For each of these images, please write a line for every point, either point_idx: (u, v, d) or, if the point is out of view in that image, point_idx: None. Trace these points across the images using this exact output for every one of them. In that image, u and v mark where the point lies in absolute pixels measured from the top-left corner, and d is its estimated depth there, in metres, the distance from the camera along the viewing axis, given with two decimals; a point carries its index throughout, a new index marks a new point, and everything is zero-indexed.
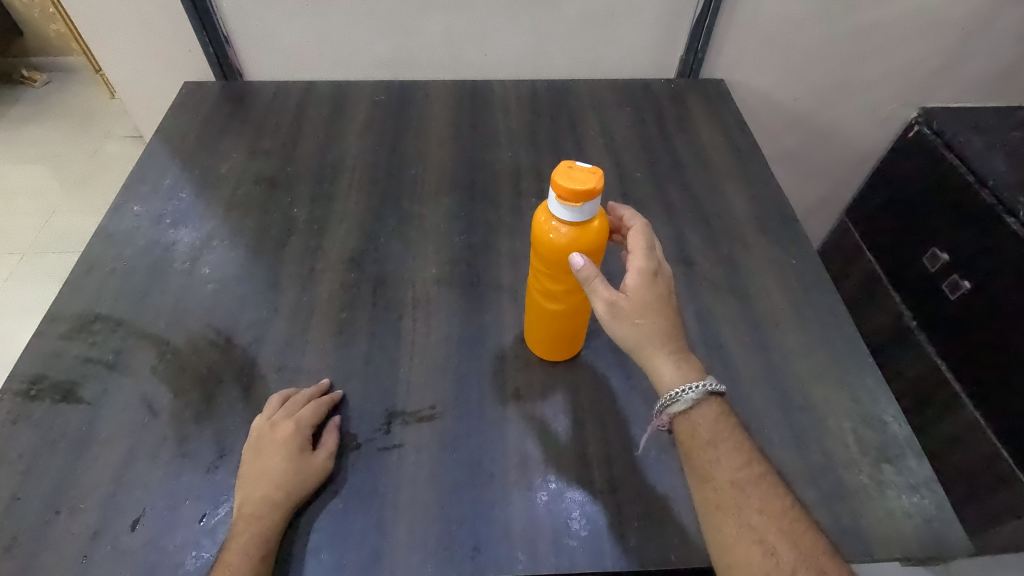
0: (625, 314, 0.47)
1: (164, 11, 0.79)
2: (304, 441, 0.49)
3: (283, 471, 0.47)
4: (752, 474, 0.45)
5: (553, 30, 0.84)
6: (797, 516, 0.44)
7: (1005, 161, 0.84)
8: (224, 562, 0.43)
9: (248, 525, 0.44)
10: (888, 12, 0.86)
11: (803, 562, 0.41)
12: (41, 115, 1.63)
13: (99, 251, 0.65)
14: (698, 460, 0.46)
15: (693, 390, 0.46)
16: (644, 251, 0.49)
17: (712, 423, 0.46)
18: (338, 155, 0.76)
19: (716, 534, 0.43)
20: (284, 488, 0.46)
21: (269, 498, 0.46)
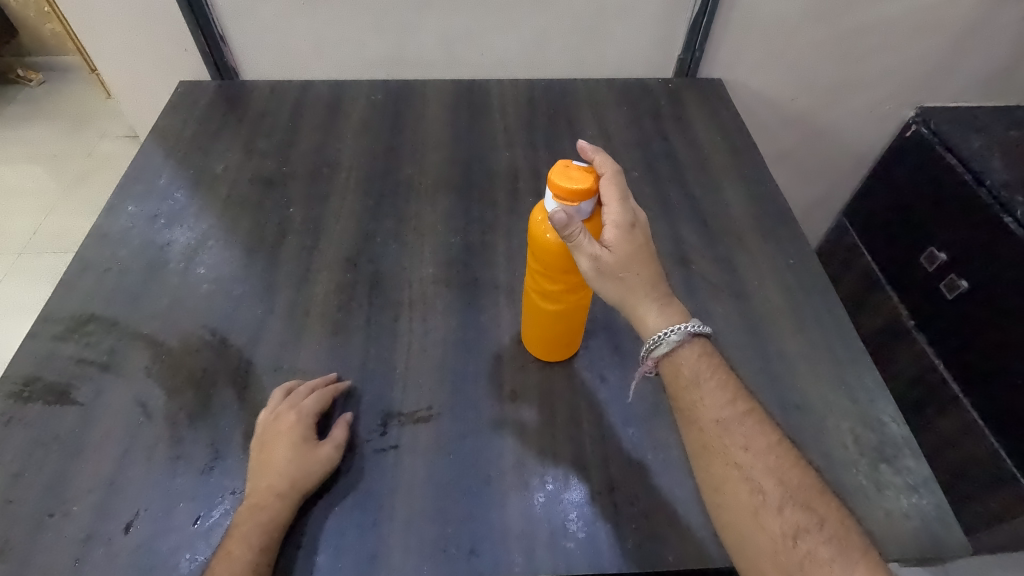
0: (609, 269, 0.45)
1: (159, 10, 0.78)
2: (308, 431, 0.49)
3: (287, 460, 0.47)
4: (737, 411, 0.46)
5: (551, 29, 0.84)
6: (782, 451, 0.45)
7: (1002, 160, 0.84)
8: (226, 552, 0.43)
9: (252, 515, 0.44)
10: (885, 11, 0.86)
11: (789, 499, 0.43)
12: (35, 114, 1.62)
13: (94, 250, 0.64)
14: (684, 401, 0.47)
15: (676, 332, 0.46)
16: (620, 203, 0.46)
17: (696, 362, 0.47)
18: (335, 155, 0.76)
19: (705, 474, 0.45)
20: (288, 477, 0.46)
21: (273, 487, 0.46)
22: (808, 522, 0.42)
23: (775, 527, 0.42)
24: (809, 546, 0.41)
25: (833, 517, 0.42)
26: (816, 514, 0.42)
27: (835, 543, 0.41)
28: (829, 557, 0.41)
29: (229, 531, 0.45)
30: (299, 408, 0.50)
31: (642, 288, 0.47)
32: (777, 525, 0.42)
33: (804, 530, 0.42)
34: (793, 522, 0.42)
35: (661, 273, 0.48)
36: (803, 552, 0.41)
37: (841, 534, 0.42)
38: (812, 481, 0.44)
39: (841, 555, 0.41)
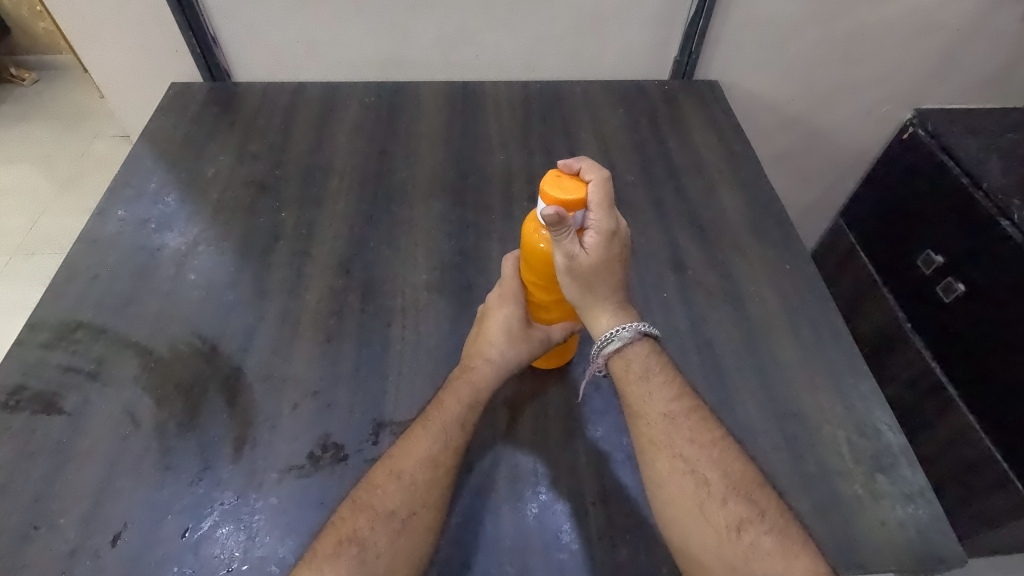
0: (581, 271, 0.45)
1: (150, 12, 0.78)
2: (518, 307, 0.52)
3: (499, 333, 0.51)
4: (684, 406, 0.47)
5: (546, 31, 0.83)
6: (726, 445, 0.46)
7: (1001, 163, 0.83)
8: (440, 403, 0.49)
9: (466, 375, 0.51)
10: (882, 13, 0.85)
11: (733, 491, 0.43)
12: (28, 114, 1.61)
13: (83, 256, 0.63)
14: (630, 396, 0.47)
15: (625, 330, 0.48)
16: (605, 211, 0.46)
17: (645, 359, 0.48)
18: (328, 158, 0.75)
19: (651, 469, 0.45)
20: (498, 349, 0.51)
21: (485, 354, 0.51)
22: (751, 513, 0.43)
23: (720, 520, 0.43)
24: (752, 537, 0.42)
25: (773, 508, 0.43)
26: (758, 505, 0.43)
27: (776, 534, 0.42)
28: (770, 547, 0.41)
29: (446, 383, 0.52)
30: (506, 286, 0.53)
31: (602, 293, 0.47)
32: (721, 518, 0.43)
33: (747, 521, 0.42)
34: (737, 514, 0.43)
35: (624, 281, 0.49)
36: (747, 543, 0.42)
37: (782, 525, 0.42)
38: (754, 473, 0.45)
39: (781, 546, 0.41)
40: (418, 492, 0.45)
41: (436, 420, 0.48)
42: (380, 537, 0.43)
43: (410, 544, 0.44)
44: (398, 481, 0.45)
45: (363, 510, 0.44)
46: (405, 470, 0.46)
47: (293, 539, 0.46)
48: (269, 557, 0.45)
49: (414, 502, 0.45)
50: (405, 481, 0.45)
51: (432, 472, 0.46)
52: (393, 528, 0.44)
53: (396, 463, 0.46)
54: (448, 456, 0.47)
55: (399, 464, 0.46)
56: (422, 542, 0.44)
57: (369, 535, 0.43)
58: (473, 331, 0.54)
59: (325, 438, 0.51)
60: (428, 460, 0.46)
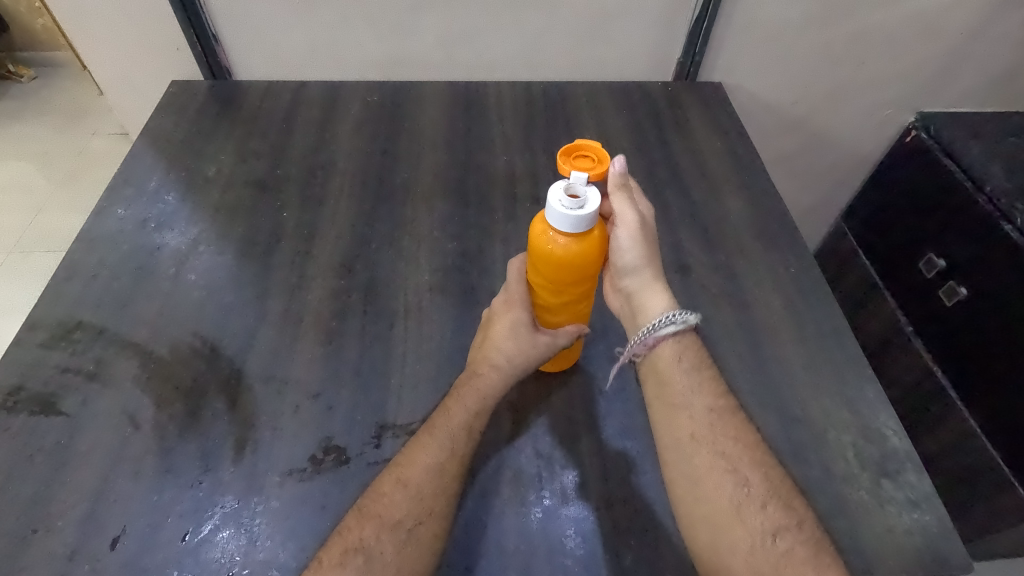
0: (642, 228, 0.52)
1: (151, 9, 0.77)
2: (524, 313, 0.52)
3: (505, 338, 0.51)
4: (727, 404, 0.47)
5: (549, 32, 0.83)
6: (766, 452, 0.45)
7: (1004, 167, 0.83)
8: (446, 409, 0.49)
9: (472, 381, 0.50)
10: (887, 15, 0.85)
11: (772, 496, 0.43)
12: (26, 111, 1.60)
13: (82, 255, 0.63)
14: (675, 385, 0.47)
15: (681, 317, 0.49)
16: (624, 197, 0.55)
17: (693, 352, 0.49)
18: (329, 158, 0.75)
19: (688, 465, 0.44)
20: (505, 354, 0.51)
21: (491, 360, 0.51)
22: (788, 521, 0.42)
23: (756, 523, 0.42)
24: (787, 544, 0.41)
25: (811, 519, 0.42)
26: (796, 514, 0.42)
27: (812, 544, 0.41)
28: (805, 557, 0.40)
29: (451, 390, 0.51)
30: (511, 289, 0.53)
31: None
32: (758, 521, 0.42)
33: (784, 528, 0.41)
34: (774, 520, 0.42)
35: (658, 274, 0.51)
36: (781, 550, 0.40)
37: (817, 537, 0.41)
38: (791, 483, 0.44)
39: (816, 557, 0.40)
40: (425, 501, 0.44)
41: (442, 426, 0.48)
42: (386, 547, 0.42)
43: (415, 554, 0.43)
44: (405, 489, 0.44)
45: (370, 519, 0.44)
46: (412, 478, 0.45)
47: (295, 543, 0.45)
48: (270, 561, 0.45)
49: (421, 511, 0.44)
50: (412, 489, 0.44)
51: (438, 480, 0.45)
52: (399, 539, 0.43)
53: (403, 472, 0.45)
54: (454, 464, 0.46)
55: (406, 473, 0.45)
56: (427, 553, 0.43)
57: (374, 544, 0.42)
58: (478, 338, 0.54)
59: (326, 441, 0.50)
60: (434, 467, 0.45)
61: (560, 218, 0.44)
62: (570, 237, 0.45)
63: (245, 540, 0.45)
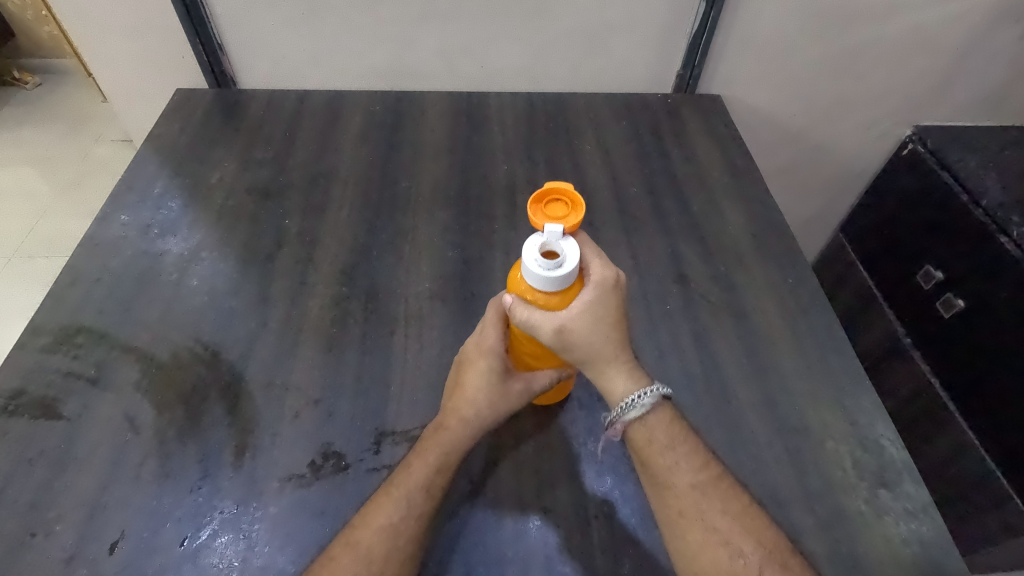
0: (579, 331, 0.45)
1: (159, 18, 0.78)
2: (496, 362, 0.49)
3: (476, 391, 0.49)
4: (709, 475, 0.46)
5: (552, 44, 0.84)
6: (755, 513, 0.45)
7: (998, 181, 0.85)
8: (408, 466, 0.47)
9: (439, 434, 0.48)
10: (883, 31, 0.86)
11: (767, 560, 0.43)
12: (30, 116, 1.62)
13: (85, 260, 0.63)
14: (656, 468, 0.46)
15: (647, 396, 0.46)
16: (601, 262, 0.46)
17: (667, 428, 0.47)
18: (332, 166, 0.75)
19: (681, 543, 0.44)
20: (475, 407, 0.49)
21: (460, 413, 0.49)
22: None
23: None
24: None
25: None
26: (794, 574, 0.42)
27: None
28: None
29: (418, 442, 0.49)
30: (485, 336, 0.50)
31: (607, 352, 0.46)
32: None
33: None
34: None
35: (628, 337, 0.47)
36: None
37: None
38: (784, 541, 0.44)
39: None
40: (375, 564, 0.43)
41: (400, 485, 0.46)
42: None
43: None
44: (354, 552, 0.43)
45: None
46: (362, 540, 0.43)
47: (293, 548, 0.46)
48: (269, 567, 0.45)
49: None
50: (361, 552, 0.43)
51: (391, 543, 0.43)
52: None
53: (354, 534, 0.44)
54: (410, 526, 0.44)
55: (357, 534, 0.44)
56: None
57: None
58: (449, 384, 0.52)
59: (325, 447, 0.51)
60: (388, 529, 0.44)
61: (530, 272, 0.44)
62: (553, 292, 0.45)
63: (243, 546, 0.45)
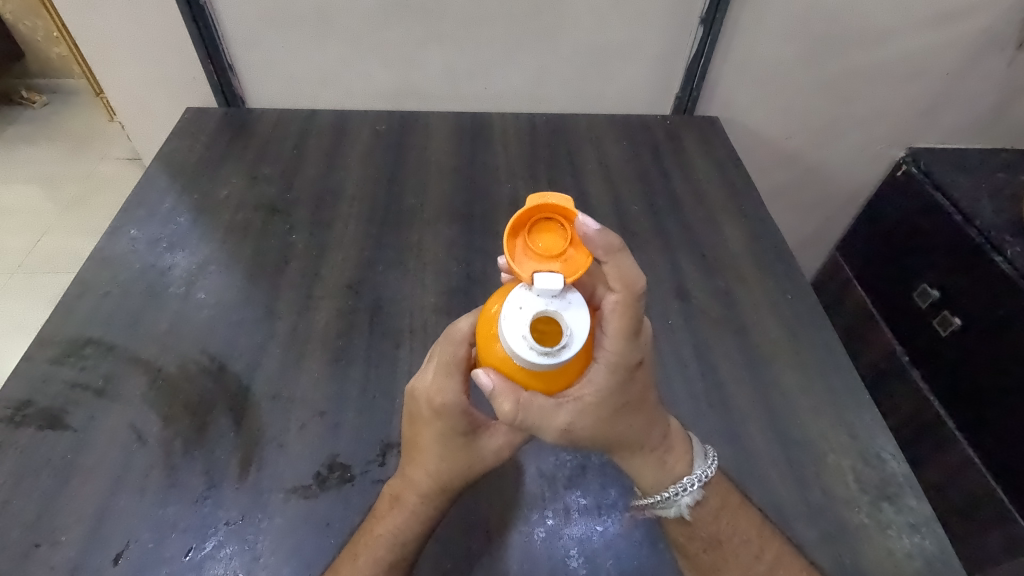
0: (587, 423, 0.41)
1: (172, 39, 0.80)
2: (456, 422, 0.43)
3: (432, 460, 0.44)
4: (767, 563, 0.45)
5: (554, 66, 0.86)
6: None
7: (989, 203, 0.87)
8: (360, 545, 0.45)
9: (391, 512, 0.45)
10: (875, 56, 0.89)
11: None
12: (37, 135, 1.64)
13: (94, 273, 0.64)
14: (705, 562, 0.46)
15: (687, 492, 0.45)
16: (625, 339, 0.39)
17: (714, 520, 0.46)
18: (338, 183, 0.77)
19: None
20: (428, 478, 0.44)
21: (416, 485, 0.45)
22: None
23: None
24: None
25: None
26: None
27: None
28: None
29: (371, 513, 0.46)
30: (444, 392, 0.42)
31: (622, 435, 0.42)
32: None
33: None
34: None
35: (656, 416, 0.44)
36: None
37: None
38: None
39: None
40: None
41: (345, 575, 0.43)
42: None
43: None
44: None
45: None
46: None
47: (297, 560, 0.46)
48: None
49: None
50: None
51: None
52: None
53: None
54: None
55: None
56: None
57: None
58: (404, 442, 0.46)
59: (331, 459, 0.51)
60: None
61: (521, 349, 0.37)
62: (546, 378, 0.38)
63: (247, 557, 0.45)
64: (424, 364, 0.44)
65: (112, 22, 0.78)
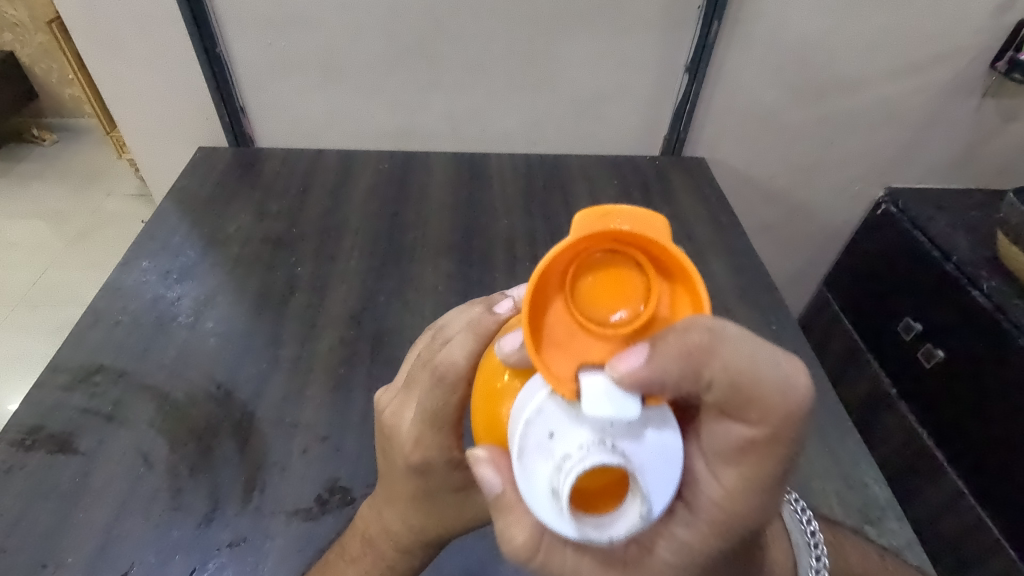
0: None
1: (189, 83, 0.85)
2: (443, 477, 0.42)
3: (409, 510, 0.44)
4: None
5: (547, 110, 0.91)
6: None
7: (965, 240, 0.91)
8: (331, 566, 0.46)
9: (363, 549, 0.46)
10: (850, 102, 0.95)
11: None
12: (45, 171, 1.69)
13: (106, 303, 0.67)
14: None
15: None
16: (733, 492, 0.31)
17: None
18: (342, 218, 0.80)
19: None
20: (402, 525, 0.45)
21: (390, 531, 0.45)
22: None
23: None
24: None
25: None
26: None
27: None
28: None
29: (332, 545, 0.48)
30: (422, 444, 0.40)
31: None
32: None
33: None
34: None
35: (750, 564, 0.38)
36: None
37: None
38: None
39: None
40: None
41: None
42: None
43: None
44: None
45: None
46: None
47: None
48: None
49: None
50: None
51: None
52: None
53: None
54: None
55: None
56: None
57: None
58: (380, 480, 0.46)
59: (332, 482, 0.53)
60: None
61: (553, 505, 0.28)
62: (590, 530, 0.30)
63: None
64: (404, 395, 0.41)
65: (135, 68, 0.84)
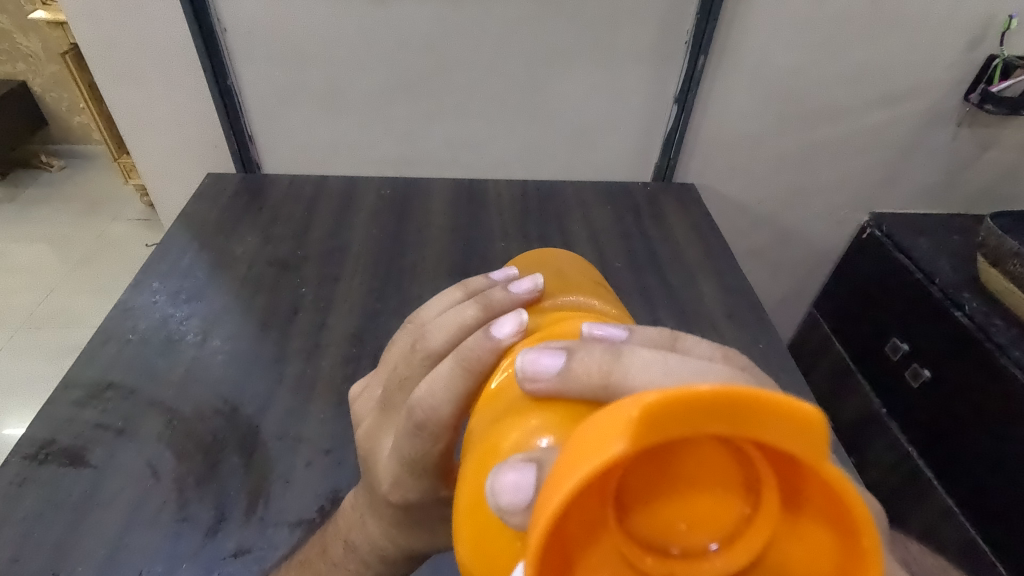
0: None
1: (201, 112, 0.90)
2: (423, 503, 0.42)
3: (392, 526, 0.44)
4: None
5: (542, 139, 0.95)
6: None
7: (947, 262, 0.95)
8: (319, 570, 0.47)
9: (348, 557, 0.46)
10: (832, 131, 0.99)
11: None
12: (51, 195, 1.73)
13: (117, 322, 0.69)
14: None
15: None
16: None
17: None
18: (345, 241, 0.84)
19: None
20: (386, 540, 0.45)
21: (377, 547, 0.45)
22: None
23: None
24: None
25: None
26: None
27: None
28: None
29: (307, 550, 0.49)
30: (403, 488, 0.40)
31: None
32: None
33: None
34: None
35: None
36: None
37: None
38: None
39: None
40: None
41: None
42: None
43: None
44: None
45: None
46: None
47: None
48: None
49: None
50: None
51: None
52: None
53: None
54: None
55: None
56: None
57: None
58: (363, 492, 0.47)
59: (334, 494, 0.54)
60: None
61: None
62: None
63: None
64: (385, 420, 0.42)
65: (150, 98, 0.88)
